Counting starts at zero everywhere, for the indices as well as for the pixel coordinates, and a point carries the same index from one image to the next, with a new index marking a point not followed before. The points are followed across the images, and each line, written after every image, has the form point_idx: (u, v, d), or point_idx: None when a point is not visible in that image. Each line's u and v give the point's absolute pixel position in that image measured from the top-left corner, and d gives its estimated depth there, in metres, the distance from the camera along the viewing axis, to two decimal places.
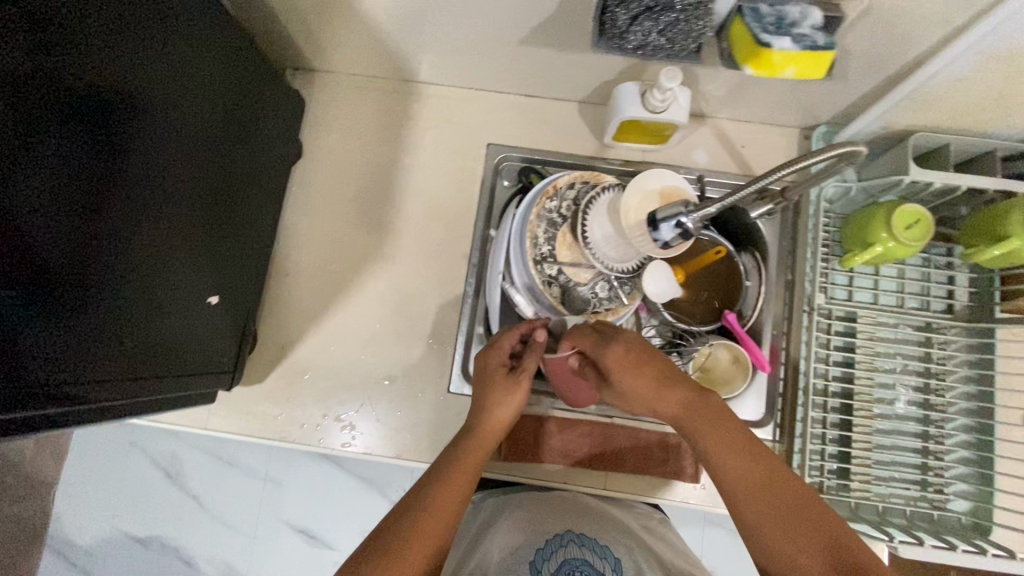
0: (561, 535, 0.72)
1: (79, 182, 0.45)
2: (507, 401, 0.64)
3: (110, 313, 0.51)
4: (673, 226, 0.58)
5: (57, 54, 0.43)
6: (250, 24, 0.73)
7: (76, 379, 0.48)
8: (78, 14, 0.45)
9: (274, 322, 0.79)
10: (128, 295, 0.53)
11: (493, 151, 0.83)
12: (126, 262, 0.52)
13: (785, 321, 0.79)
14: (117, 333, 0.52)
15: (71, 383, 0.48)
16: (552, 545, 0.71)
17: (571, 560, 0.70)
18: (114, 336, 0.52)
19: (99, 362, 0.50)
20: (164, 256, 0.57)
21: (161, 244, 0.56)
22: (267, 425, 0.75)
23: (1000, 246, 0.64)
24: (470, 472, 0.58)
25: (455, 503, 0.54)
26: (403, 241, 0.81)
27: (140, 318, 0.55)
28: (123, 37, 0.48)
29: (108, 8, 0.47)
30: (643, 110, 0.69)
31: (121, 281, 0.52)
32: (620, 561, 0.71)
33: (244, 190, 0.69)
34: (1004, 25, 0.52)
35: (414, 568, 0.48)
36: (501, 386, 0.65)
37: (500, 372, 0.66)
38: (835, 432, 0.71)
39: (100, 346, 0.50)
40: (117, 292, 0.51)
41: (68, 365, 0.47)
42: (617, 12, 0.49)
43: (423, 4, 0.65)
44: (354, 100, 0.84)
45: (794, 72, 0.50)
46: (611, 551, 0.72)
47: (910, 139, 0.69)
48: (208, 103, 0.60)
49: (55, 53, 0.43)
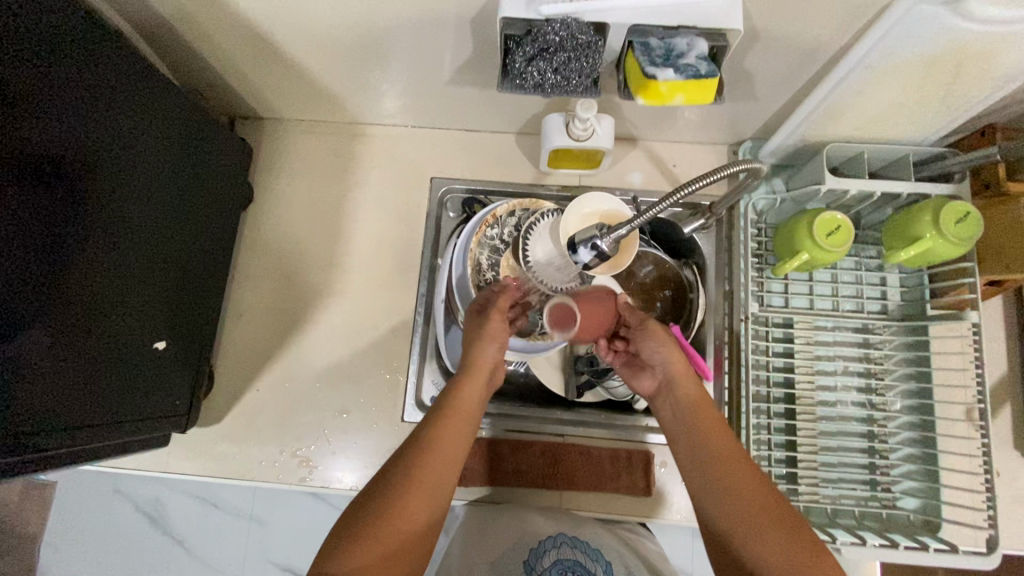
0: (554, 536, 0.70)
1: (23, 237, 0.48)
2: (490, 338, 0.64)
3: (58, 359, 0.53)
4: (590, 249, 0.60)
5: (16, 126, 0.47)
6: (198, 81, 0.78)
7: (24, 427, 0.50)
8: (36, 90, 0.49)
9: (233, 362, 0.81)
10: (77, 341, 0.55)
11: (437, 184, 0.87)
12: (74, 308, 0.54)
13: (726, 331, 0.81)
14: (65, 379, 0.54)
15: (20, 433, 0.50)
16: (546, 544, 0.69)
17: (564, 561, 0.69)
18: (63, 382, 0.54)
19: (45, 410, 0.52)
20: (111, 300, 0.59)
21: (108, 290, 0.58)
22: (227, 465, 0.77)
23: (915, 246, 0.67)
24: (466, 415, 0.60)
25: (451, 446, 0.57)
26: (356, 276, 0.84)
27: (88, 365, 0.57)
28: (75, 106, 0.53)
29: (59, 81, 0.51)
30: (568, 139, 0.73)
31: (78, 318, 0.55)
32: (611, 564, 0.71)
33: (197, 237, 0.73)
34: (875, 46, 0.56)
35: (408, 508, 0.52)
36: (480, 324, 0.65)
37: (474, 314, 0.67)
38: (779, 437, 0.73)
39: (47, 392, 0.52)
40: (63, 338, 0.53)
41: (18, 413, 0.49)
42: (516, 55, 0.55)
43: (352, 55, 0.69)
44: (303, 144, 0.88)
45: (682, 99, 0.55)
46: (603, 555, 0.71)
47: (824, 150, 0.73)
48: (161, 161, 0.64)
49: (16, 125, 0.47)
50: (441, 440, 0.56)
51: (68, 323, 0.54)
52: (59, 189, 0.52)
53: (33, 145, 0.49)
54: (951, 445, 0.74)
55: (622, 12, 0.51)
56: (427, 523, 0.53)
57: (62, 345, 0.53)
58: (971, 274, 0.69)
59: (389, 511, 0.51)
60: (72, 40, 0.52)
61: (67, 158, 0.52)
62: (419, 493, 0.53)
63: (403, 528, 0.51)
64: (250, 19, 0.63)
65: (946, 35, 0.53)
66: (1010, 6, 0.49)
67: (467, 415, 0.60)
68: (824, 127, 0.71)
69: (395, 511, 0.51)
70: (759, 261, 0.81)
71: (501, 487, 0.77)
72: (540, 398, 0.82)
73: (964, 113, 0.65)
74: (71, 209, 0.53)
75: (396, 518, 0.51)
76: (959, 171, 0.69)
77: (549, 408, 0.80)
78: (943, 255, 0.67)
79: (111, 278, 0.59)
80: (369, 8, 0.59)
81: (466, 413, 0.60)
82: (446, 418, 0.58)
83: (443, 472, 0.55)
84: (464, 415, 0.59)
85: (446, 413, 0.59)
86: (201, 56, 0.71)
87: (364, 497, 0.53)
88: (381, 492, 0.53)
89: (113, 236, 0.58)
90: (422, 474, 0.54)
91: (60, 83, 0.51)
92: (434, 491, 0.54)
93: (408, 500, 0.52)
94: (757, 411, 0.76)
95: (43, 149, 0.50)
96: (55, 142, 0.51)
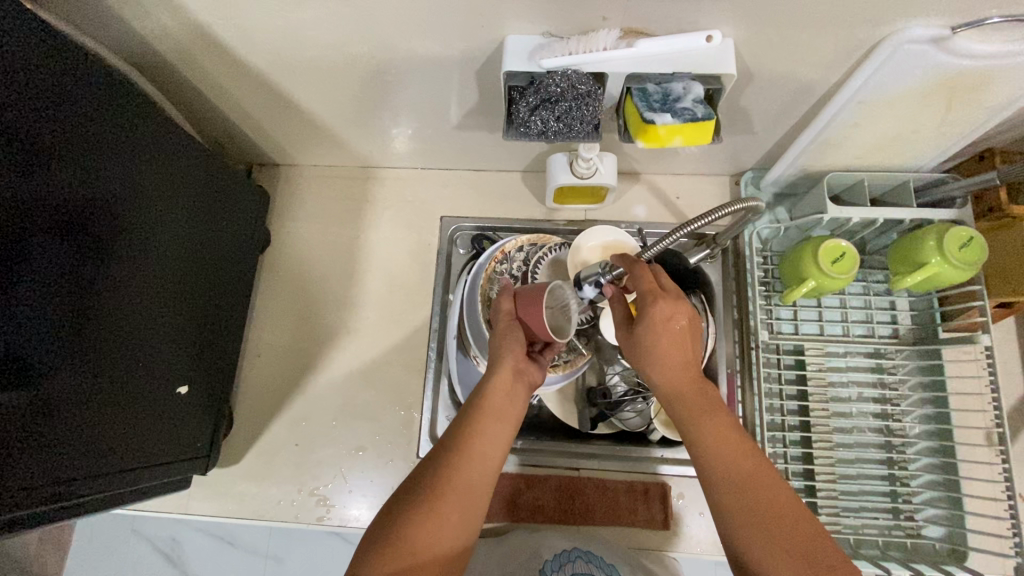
0: (568, 552, 0.70)
1: (57, 274, 0.51)
2: (512, 344, 0.61)
3: (60, 394, 0.52)
4: (594, 286, 0.62)
5: (55, 179, 0.51)
6: (219, 133, 0.82)
7: (28, 477, 0.50)
8: (77, 150, 0.53)
9: (252, 402, 0.83)
10: (82, 374, 0.55)
11: (446, 223, 0.89)
12: (78, 339, 0.54)
13: (737, 359, 0.81)
14: (65, 415, 0.53)
15: (26, 486, 0.50)
16: (559, 560, 0.69)
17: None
18: (78, 414, 0.55)
19: (63, 457, 0.53)
20: (136, 333, 0.62)
21: (122, 332, 0.60)
22: (247, 505, 0.79)
23: (921, 270, 0.67)
24: (499, 415, 0.56)
25: (484, 447, 0.54)
26: (370, 313, 0.87)
27: (102, 406, 0.57)
28: (110, 162, 0.56)
29: (97, 143, 0.55)
30: (572, 177, 0.76)
31: (105, 357, 0.57)
32: None
33: (215, 279, 0.76)
34: (866, 83, 0.58)
35: (437, 513, 0.49)
36: (506, 331, 0.62)
37: (501, 320, 0.63)
38: (796, 465, 0.73)
39: (51, 431, 0.52)
40: (70, 371, 0.53)
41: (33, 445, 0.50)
42: (520, 105, 0.59)
43: (362, 104, 0.73)
44: (318, 188, 0.92)
45: (681, 140, 0.57)
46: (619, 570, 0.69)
47: (825, 179, 0.74)
48: (183, 208, 0.68)
49: (54, 179, 0.51)
50: (474, 441, 0.54)
51: (74, 352, 0.54)
52: (92, 235, 0.55)
53: (68, 199, 0.52)
54: (973, 471, 0.73)
55: (619, 63, 0.54)
56: (462, 531, 0.50)
57: (84, 374, 0.55)
58: (980, 297, 0.70)
59: (420, 516, 0.49)
60: (104, 101, 0.55)
61: (98, 211, 0.55)
62: (452, 498, 0.50)
63: (437, 534, 0.49)
64: (267, 75, 0.67)
65: (932, 72, 0.55)
66: (993, 42, 0.51)
67: (503, 415, 0.57)
68: (823, 158, 0.73)
69: (426, 516, 0.49)
70: (767, 288, 0.82)
71: (519, 522, 0.78)
72: (554, 431, 0.83)
73: (960, 140, 0.67)
74: (100, 254, 0.56)
75: (426, 528, 0.49)
76: (959, 196, 0.70)
77: (562, 442, 0.81)
78: (949, 279, 0.68)
79: (125, 323, 0.60)
80: (379, 61, 0.63)
81: (501, 413, 0.57)
82: (477, 420, 0.55)
83: (476, 477, 0.52)
84: (500, 415, 0.56)
85: (478, 414, 0.56)
86: (221, 110, 0.75)
87: (393, 502, 0.51)
88: (411, 498, 0.50)
89: (138, 278, 0.61)
90: (453, 476, 0.52)
91: (97, 143, 0.55)
92: (468, 495, 0.51)
93: (437, 510, 0.49)
94: (773, 440, 0.76)
95: (78, 203, 0.53)
96: (85, 195, 0.54)
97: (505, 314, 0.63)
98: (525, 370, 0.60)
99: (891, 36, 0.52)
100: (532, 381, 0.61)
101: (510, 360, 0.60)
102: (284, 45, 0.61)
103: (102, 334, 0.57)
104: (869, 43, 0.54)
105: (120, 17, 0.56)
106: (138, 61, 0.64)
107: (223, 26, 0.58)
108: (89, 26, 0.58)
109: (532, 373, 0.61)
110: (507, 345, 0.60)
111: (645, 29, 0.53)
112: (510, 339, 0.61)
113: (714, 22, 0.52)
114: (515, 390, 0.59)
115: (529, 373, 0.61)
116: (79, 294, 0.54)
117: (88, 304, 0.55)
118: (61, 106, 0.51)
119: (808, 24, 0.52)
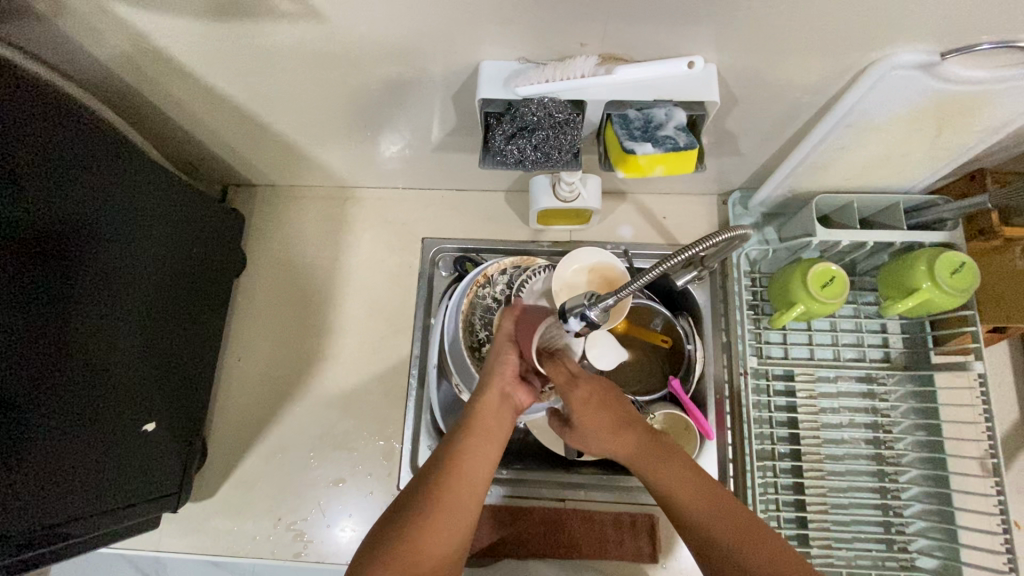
0: None
1: (21, 310, 0.49)
2: (503, 362, 0.59)
3: (24, 427, 0.50)
4: (580, 318, 0.57)
5: (21, 212, 0.48)
6: (192, 154, 0.79)
7: None
8: (40, 180, 0.50)
9: (228, 432, 0.81)
10: (47, 403, 0.52)
11: (429, 245, 0.87)
12: (41, 365, 0.51)
13: (726, 384, 0.79)
14: (24, 450, 0.50)
15: None
16: None
17: None
18: (44, 450, 0.52)
19: (16, 494, 0.50)
20: (107, 367, 0.59)
21: (84, 358, 0.56)
22: (221, 541, 0.76)
23: (913, 297, 0.65)
24: (489, 432, 0.53)
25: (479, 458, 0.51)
26: (349, 339, 0.84)
27: (65, 443, 0.54)
28: (75, 189, 0.54)
29: (60, 172, 0.52)
30: (555, 200, 0.74)
31: (74, 390, 0.55)
32: None
33: (188, 306, 0.74)
34: (853, 107, 0.56)
35: (433, 526, 0.46)
36: (502, 347, 0.60)
37: (504, 336, 0.61)
38: (787, 496, 0.71)
39: (11, 468, 0.49)
40: (33, 401, 0.50)
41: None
42: (495, 133, 0.57)
43: (340, 127, 0.70)
44: (295, 208, 0.89)
45: (663, 170, 0.55)
46: None
47: (814, 201, 0.72)
48: (156, 236, 0.65)
49: (20, 212, 0.48)
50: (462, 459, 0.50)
51: (35, 380, 0.51)
52: (55, 268, 0.52)
53: (33, 229, 0.50)
54: (968, 501, 0.72)
55: (599, 89, 0.52)
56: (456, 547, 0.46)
57: (51, 405, 0.52)
58: (972, 322, 0.69)
59: (406, 546, 0.45)
60: (66, 133, 0.53)
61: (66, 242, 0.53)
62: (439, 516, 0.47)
63: (430, 550, 0.45)
64: (236, 99, 0.65)
65: (921, 96, 0.53)
66: (985, 67, 0.49)
67: (491, 435, 0.53)
68: (811, 180, 0.71)
69: (416, 536, 0.45)
70: (755, 311, 0.80)
71: (502, 556, 0.75)
72: (540, 460, 0.80)
73: (951, 161, 0.65)
74: (66, 287, 0.53)
75: (418, 544, 0.45)
76: (951, 218, 0.68)
77: (548, 472, 0.78)
78: (941, 305, 0.66)
79: (86, 349, 0.56)
80: (355, 84, 0.61)
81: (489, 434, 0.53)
82: (462, 438, 0.52)
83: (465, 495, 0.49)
84: (488, 433, 0.53)
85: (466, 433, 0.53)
86: (192, 133, 0.73)
87: (382, 524, 0.47)
88: (398, 519, 0.47)
89: (110, 308, 0.59)
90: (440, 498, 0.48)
91: (63, 171, 0.52)
92: (455, 514, 0.47)
93: (429, 525, 0.46)
94: (763, 469, 0.74)
95: (44, 235, 0.51)
96: (47, 226, 0.51)
97: (506, 330, 0.62)
98: (511, 390, 0.57)
99: (879, 62, 0.50)
100: (520, 404, 0.57)
101: (498, 379, 0.57)
102: (253, 69, 0.58)
103: (73, 368, 0.55)
104: (855, 69, 0.52)
105: (74, 44, 0.53)
106: (100, 85, 0.61)
107: (187, 52, 0.55)
108: (43, 51, 0.55)
109: (520, 395, 0.57)
110: (499, 362, 0.59)
111: (624, 55, 0.51)
112: (506, 357, 0.59)
113: (696, 48, 0.50)
114: (502, 411, 0.55)
115: (518, 396, 0.57)
116: (45, 328, 0.52)
117: (56, 337, 0.53)
118: (20, 135, 0.48)
119: (792, 48, 0.50)
